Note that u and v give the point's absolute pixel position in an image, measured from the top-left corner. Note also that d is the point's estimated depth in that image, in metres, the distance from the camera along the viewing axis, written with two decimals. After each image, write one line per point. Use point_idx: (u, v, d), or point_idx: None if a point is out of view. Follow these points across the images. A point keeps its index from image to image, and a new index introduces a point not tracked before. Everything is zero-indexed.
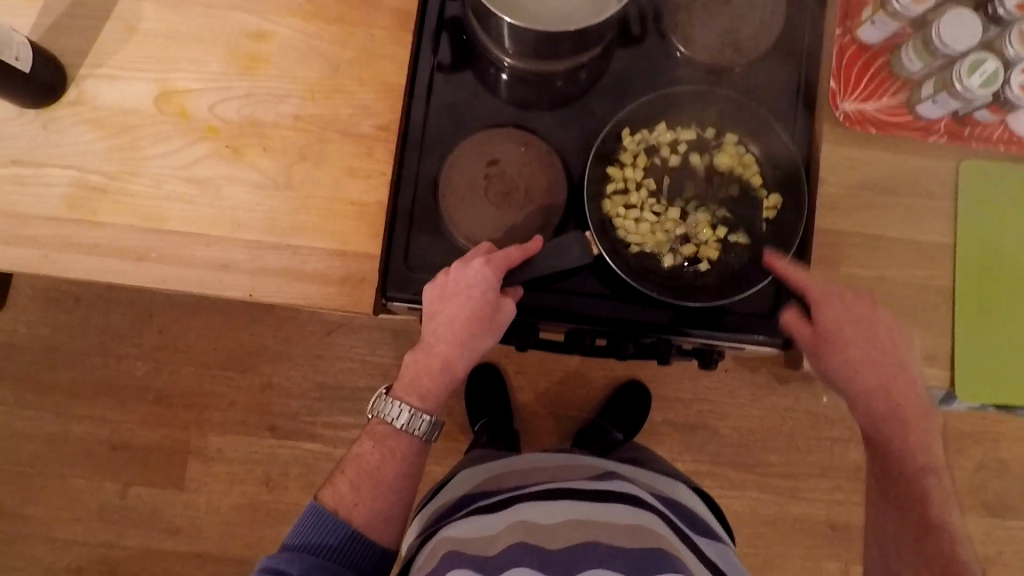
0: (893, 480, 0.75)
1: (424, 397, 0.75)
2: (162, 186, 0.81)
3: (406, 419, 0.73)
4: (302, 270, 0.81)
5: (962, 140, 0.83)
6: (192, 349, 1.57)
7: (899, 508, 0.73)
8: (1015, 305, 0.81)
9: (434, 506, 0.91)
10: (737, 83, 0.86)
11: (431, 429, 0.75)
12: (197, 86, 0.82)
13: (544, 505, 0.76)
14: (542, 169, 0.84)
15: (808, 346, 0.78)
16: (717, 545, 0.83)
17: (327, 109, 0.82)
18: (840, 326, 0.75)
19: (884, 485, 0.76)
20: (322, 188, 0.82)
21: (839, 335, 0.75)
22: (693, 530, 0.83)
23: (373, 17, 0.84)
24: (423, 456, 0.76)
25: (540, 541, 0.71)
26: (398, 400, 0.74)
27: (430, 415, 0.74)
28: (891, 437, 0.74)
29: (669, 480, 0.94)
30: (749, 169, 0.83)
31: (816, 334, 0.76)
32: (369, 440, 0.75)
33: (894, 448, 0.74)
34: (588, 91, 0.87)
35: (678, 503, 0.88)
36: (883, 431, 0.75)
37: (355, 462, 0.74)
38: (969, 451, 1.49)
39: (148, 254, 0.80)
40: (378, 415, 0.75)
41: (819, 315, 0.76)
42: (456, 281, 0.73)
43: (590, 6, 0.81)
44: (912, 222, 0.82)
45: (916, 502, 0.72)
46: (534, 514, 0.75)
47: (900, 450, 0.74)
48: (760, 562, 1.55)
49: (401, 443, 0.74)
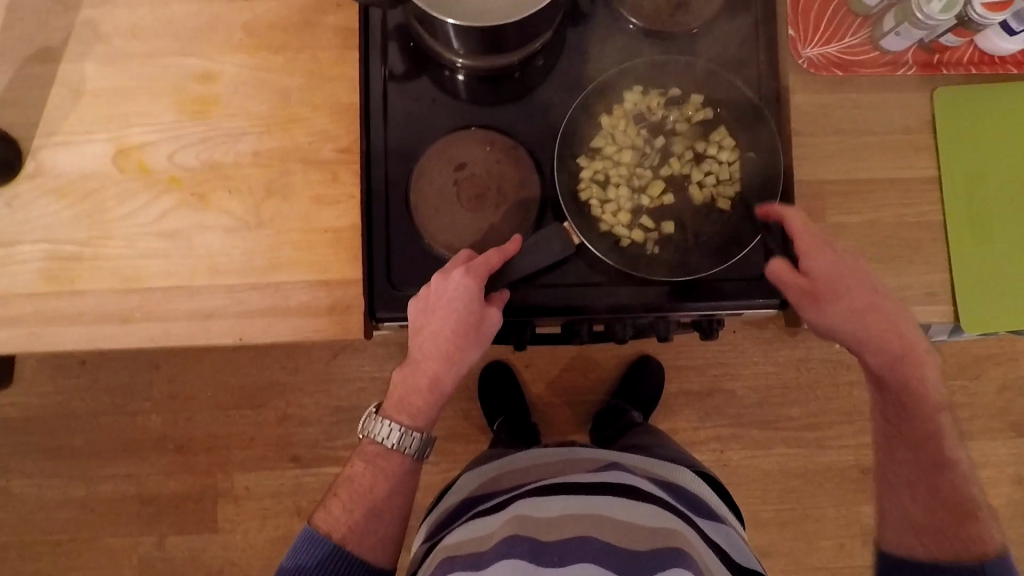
0: (908, 428, 0.74)
1: (414, 414, 0.76)
2: (135, 244, 0.80)
3: (397, 437, 0.75)
4: (287, 305, 0.80)
5: (933, 68, 0.80)
6: (203, 394, 1.57)
7: (920, 462, 0.74)
8: (1010, 229, 0.79)
9: (439, 511, 0.93)
10: (695, 46, 0.84)
11: (423, 445, 0.77)
12: (152, 138, 0.81)
13: (539, 500, 0.79)
14: (509, 165, 0.82)
15: (802, 298, 0.73)
16: (720, 527, 0.84)
17: (285, 141, 0.81)
18: (840, 279, 0.72)
19: (893, 433, 0.76)
20: (294, 221, 0.80)
21: (838, 286, 0.72)
22: (696, 515, 0.83)
23: (315, 39, 0.82)
24: (415, 474, 0.78)
25: (533, 531, 0.73)
26: (387, 419, 0.76)
27: (421, 433, 0.76)
28: (909, 381, 0.73)
29: (673, 466, 0.93)
30: (722, 124, 0.81)
31: (815, 284, 0.72)
32: (361, 461, 0.77)
33: (916, 398, 0.74)
34: (547, 77, 0.85)
35: (680, 487, 0.87)
36: (897, 375, 0.73)
37: (348, 484, 0.76)
38: (989, 373, 1.48)
39: (133, 314, 0.80)
40: (369, 435, 0.77)
41: (812, 265, 0.72)
42: (439, 295, 0.73)
43: None
44: (894, 160, 0.80)
45: (936, 458, 0.73)
46: (529, 508, 0.78)
47: (913, 395, 0.73)
48: (796, 515, 1.55)
49: (393, 462, 0.76)
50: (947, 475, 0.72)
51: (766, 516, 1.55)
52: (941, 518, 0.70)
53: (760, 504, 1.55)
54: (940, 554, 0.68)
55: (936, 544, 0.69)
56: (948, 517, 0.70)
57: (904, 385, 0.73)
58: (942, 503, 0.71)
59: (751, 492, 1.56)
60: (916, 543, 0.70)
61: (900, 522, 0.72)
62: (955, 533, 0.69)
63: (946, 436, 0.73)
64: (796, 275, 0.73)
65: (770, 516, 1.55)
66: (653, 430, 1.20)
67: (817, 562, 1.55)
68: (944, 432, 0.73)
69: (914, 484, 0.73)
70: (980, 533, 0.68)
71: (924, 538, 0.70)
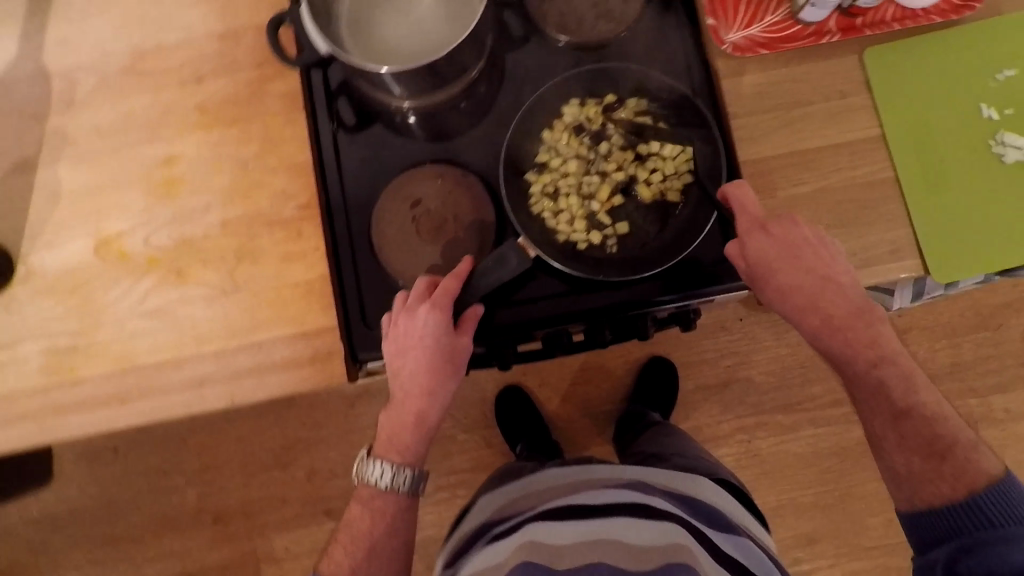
0: (856, 386, 0.72)
1: (404, 451, 0.78)
2: (124, 327, 0.85)
3: (390, 476, 0.77)
4: (270, 362, 0.83)
5: (857, 31, 0.81)
6: (231, 461, 1.61)
7: (881, 414, 0.71)
8: (967, 173, 0.78)
9: (456, 538, 0.95)
10: (625, 50, 0.87)
11: (415, 481, 0.78)
12: (128, 226, 0.86)
13: (552, 525, 0.79)
14: (463, 195, 0.85)
15: (747, 279, 0.75)
16: (736, 539, 0.82)
17: (247, 207, 0.85)
18: (777, 262, 0.72)
19: (850, 392, 0.74)
20: (266, 281, 0.84)
21: (771, 268, 0.72)
22: (711, 528, 0.82)
23: (263, 109, 0.87)
24: (412, 510, 0.80)
25: (547, 561, 0.74)
26: (379, 460, 0.78)
27: (412, 468, 0.78)
28: (834, 346, 0.72)
29: (696, 478, 0.94)
30: (661, 123, 0.83)
31: (751, 269, 0.73)
32: (358, 504, 0.79)
33: (845, 357, 0.72)
34: (491, 104, 0.88)
35: (696, 501, 0.87)
36: (824, 344, 0.72)
37: (348, 529, 0.78)
38: (1012, 322, 1.49)
39: (131, 394, 0.84)
40: (363, 478, 0.79)
41: (747, 247, 0.73)
42: (408, 331, 0.75)
43: (461, 15, 0.80)
44: (836, 125, 0.80)
45: (894, 406, 0.70)
46: (542, 532, 0.79)
47: (852, 354, 0.71)
48: (838, 496, 1.51)
49: (388, 502, 0.78)
50: (911, 417, 0.70)
51: (807, 501, 1.51)
52: (922, 466, 0.69)
53: (799, 490, 1.52)
54: (934, 505, 0.67)
55: (927, 494, 0.68)
56: (927, 463, 0.69)
57: (835, 348, 0.72)
58: (919, 451, 0.69)
59: (786, 480, 1.52)
60: (914, 499, 0.69)
61: (896, 483, 0.71)
62: (940, 478, 0.68)
63: (897, 381, 0.70)
64: (740, 257, 0.75)
65: (810, 500, 1.51)
66: (676, 434, 1.21)
67: (868, 541, 1.50)
68: (891, 375, 0.71)
69: (886, 438, 0.71)
70: (965, 470, 0.67)
71: (917, 490, 0.69)
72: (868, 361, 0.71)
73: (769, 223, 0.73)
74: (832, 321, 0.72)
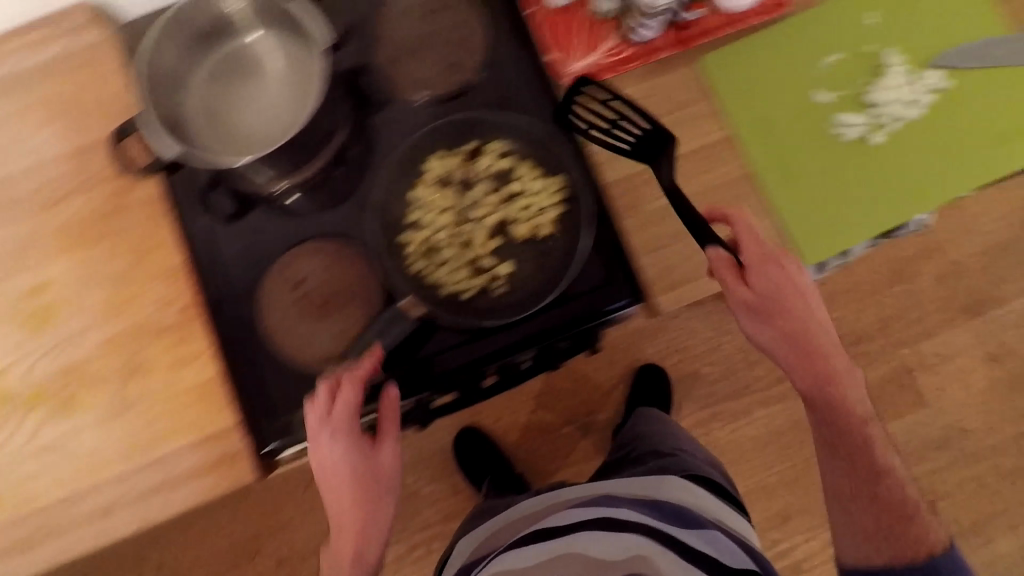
0: (844, 440, 0.76)
1: None
2: (17, 470, 0.81)
3: None
4: (177, 474, 0.80)
5: (688, 42, 0.85)
6: (194, 567, 1.54)
7: (859, 473, 0.77)
8: (816, 155, 0.83)
9: None
10: (484, 93, 0.88)
11: None
12: (5, 363, 0.83)
13: (522, 551, 0.80)
14: (346, 267, 0.86)
15: (739, 308, 0.73)
16: (706, 534, 0.80)
17: (127, 321, 0.83)
18: (786, 297, 0.71)
19: (830, 447, 0.77)
20: (160, 393, 0.82)
21: (783, 300, 0.71)
22: (681, 528, 0.80)
23: (128, 219, 0.85)
24: None
25: None
26: None
27: None
28: (831, 398, 0.74)
29: (663, 478, 0.92)
30: (523, 160, 0.84)
31: (758, 298, 0.71)
32: None
33: (842, 408, 0.74)
34: (366, 167, 0.88)
35: (663, 503, 0.85)
36: (823, 397, 0.74)
37: None
38: (924, 269, 1.55)
39: (36, 538, 0.80)
40: None
41: (754, 279, 0.72)
42: (324, 459, 0.75)
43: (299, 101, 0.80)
44: (687, 132, 0.82)
45: (874, 466, 0.76)
46: (512, 559, 0.80)
47: (843, 413, 0.74)
48: (802, 470, 1.53)
49: None
50: (885, 480, 0.76)
51: (773, 482, 1.53)
52: (889, 525, 0.75)
53: (763, 473, 1.54)
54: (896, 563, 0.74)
55: (890, 554, 0.74)
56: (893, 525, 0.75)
57: (828, 400, 0.74)
58: (886, 509, 0.76)
59: (749, 465, 1.54)
60: (871, 555, 0.75)
61: (854, 538, 0.77)
62: (904, 538, 0.74)
63: (878, 443, 0.76)
64: (739, 281, 0.72)
65: (776, 480, 1.54)
66: (664, 421, 1.18)
67: None
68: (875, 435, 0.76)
69: (862, 496, 0.77)
70: (925, 534, 0.74)
71: (879, 548, 0.75)
72: (863, 418, 0.75)
73: (781, 260, 0.73)
74: (775, 320, 0.72)
